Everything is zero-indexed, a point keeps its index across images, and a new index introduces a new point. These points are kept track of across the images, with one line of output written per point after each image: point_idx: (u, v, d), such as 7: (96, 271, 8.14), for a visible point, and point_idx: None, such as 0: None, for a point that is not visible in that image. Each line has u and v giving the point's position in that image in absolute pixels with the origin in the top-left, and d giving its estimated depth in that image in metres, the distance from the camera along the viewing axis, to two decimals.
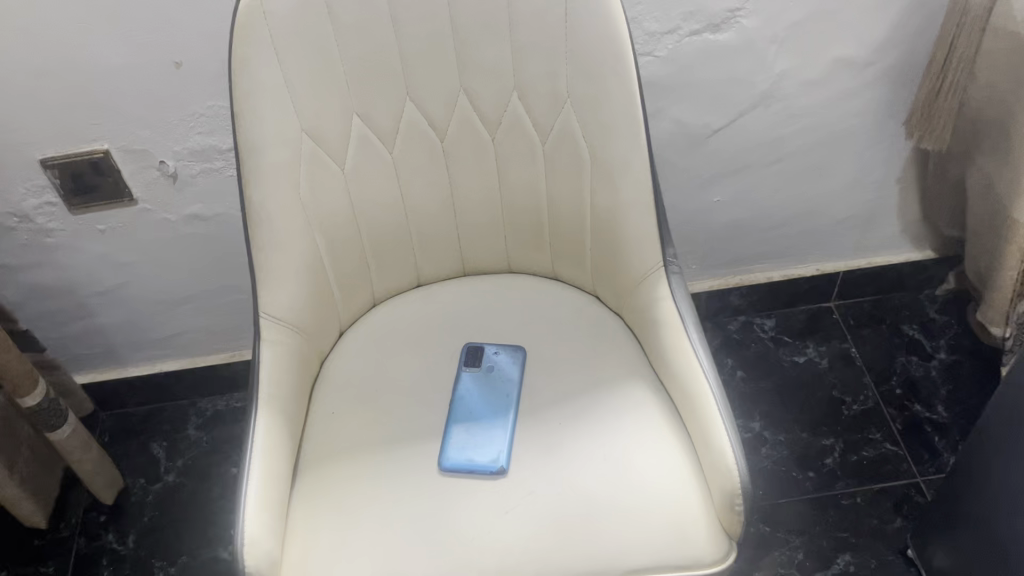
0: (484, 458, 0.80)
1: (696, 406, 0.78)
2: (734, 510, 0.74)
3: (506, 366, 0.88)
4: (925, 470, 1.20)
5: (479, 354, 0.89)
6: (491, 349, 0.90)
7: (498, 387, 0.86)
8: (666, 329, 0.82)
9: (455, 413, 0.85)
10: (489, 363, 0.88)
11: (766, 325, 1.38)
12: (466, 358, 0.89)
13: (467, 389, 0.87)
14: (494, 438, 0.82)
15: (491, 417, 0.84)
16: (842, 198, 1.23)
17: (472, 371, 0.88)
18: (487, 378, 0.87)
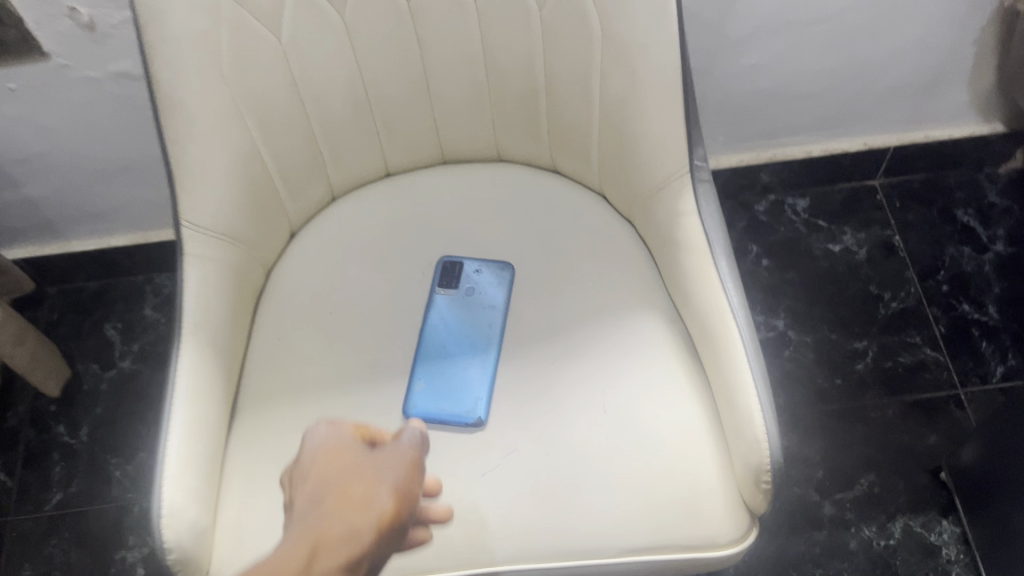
0: (459, 409, 0.66)
1: (720, 352, 0.63)
2: (760, 488, 0.61)
3: (490, 291, 0.73)
4: (967, 380, 1.06)
5: (457, 273, 0.73)
6: (473, 266, 0.74)
7: (478, 319, 0.71)
8: (690, 254, 0.65)
9: (424, 348, 0.70)
10: (469, 285, 0.73)
11: (799, 205, 1.21)
12: (441, 276, 0.73)
13: (441, 318, 0.71)
14: (470, 383, 0.68)
15: (468, 357, 0.69)
16: (902, 62, 1.02)
17: (447, 296, 0.73)
18: (466, 309, 0.72)
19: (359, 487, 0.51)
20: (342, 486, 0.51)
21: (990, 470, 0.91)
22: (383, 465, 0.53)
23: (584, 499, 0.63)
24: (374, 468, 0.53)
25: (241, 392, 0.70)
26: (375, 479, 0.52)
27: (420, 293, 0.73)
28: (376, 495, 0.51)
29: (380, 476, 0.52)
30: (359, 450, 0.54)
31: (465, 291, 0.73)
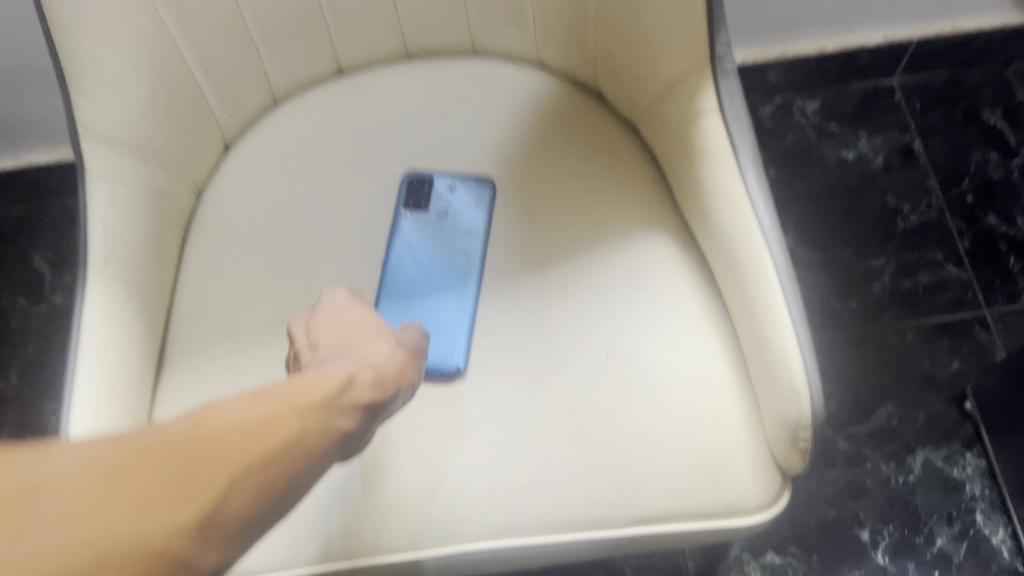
0: (433, 356, 0.56)
1: (747, 282, 0.52)
2: (796, 447, 0.51)
3: (467, 212, 0.61)
4: (993, 300, 0.97)
5: (427, 192, 0.62)
6: (447, 182, 0.62)
7: (453, 249, 0.60)
8: (709, 165, 0.54)
9: (388, 285, 0.59)
10: (443, 207, 0.61)
11: (809, 108, 1.08)
12: (407, 196, 0.61)
13: (408, 247, 0.60)
14: (445, 326, 0.57)
15: (442, 295, 0.58)
16: None
17: (416, 220, 0.61)
18: (439, 238, 0.60)
19: (379, 347, 0.47)
20: (358, 342, 0.47)
21: (1012, 394, 0.82)
22: (400, 337, 0.49)
23: (586, 459, 0.53)
24: (389, 335, 0.49)
25: (169, 338, 0.58)
26: (394, 342, 0.48)
27: (382, 216, 0.61)
28: (396, 357, 0.47)
29: (399, 343, 0.48)
30: (370, 319, 0.50)
31: (438, 214, 0.61)
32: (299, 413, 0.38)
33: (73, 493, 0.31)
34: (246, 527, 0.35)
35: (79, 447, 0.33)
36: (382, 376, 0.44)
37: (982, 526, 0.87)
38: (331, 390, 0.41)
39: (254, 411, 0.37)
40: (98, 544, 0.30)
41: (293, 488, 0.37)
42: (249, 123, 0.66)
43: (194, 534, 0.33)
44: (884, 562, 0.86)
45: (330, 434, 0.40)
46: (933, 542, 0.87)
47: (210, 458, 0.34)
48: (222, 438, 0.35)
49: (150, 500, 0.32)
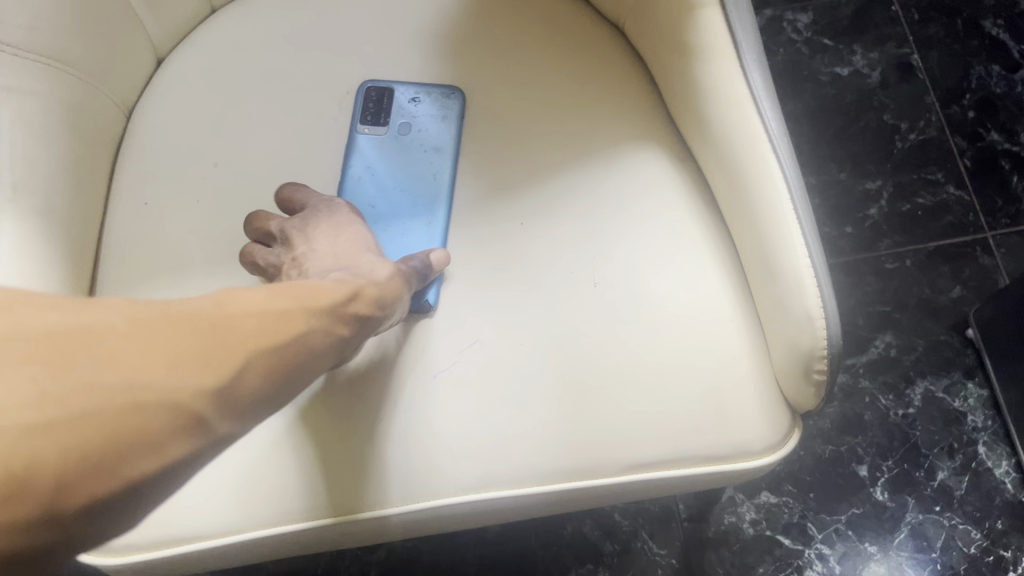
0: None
1: (753, 197, 0.46)
2: (810, 382, 0.46)
3: (432, 126, 0.54)
4: (997, 222, 0.91)
5: (387, 104, 0.55)
6: (409, 92, 0.55)
7: (416, 169, 0.54)
8: (708, 66, 0.47)
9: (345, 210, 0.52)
10: (405, 121, 0.55)
11: (800, 22, 1.01)
12: (364, 108, 0.54)
13: (368, 168, 0.53)
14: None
15: (406, 222, 0.52)
16: None
17: (375, 135, 0.54)
18: (400, 156, 0.54)
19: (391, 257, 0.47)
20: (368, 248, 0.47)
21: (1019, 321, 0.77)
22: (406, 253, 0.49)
23: (573, 395, 0.48)
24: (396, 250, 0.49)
25: (102, 279, 0.51)
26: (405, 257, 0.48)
27: (338, 136, 0.54)
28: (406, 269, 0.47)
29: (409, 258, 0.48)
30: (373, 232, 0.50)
31: (399, 129, 0.55)
32: (309, 312, 0.38)
33: (112, 341, 0.32)
34: (265, 399, 0.36)
35: (113, 302, 0.33)
36: (394, 290, 0.45)
37: (984, 458, 0.83)
38: (336, 298, 0.40)
39: (267, 303, 0.37)
40: (132, 391, 0.31)
41: (303, 375, 0.38)
42: (184, 34, 0.58)
43: (217, 401, 0.33)
44: (884, 498, 0.82)
45: (340, 337, 0.40)
46: (934, 475, 0.82)
47: (232, 331, 0.35)
48: (240, 321, 0.35)
49: (181, 358, 0.33)
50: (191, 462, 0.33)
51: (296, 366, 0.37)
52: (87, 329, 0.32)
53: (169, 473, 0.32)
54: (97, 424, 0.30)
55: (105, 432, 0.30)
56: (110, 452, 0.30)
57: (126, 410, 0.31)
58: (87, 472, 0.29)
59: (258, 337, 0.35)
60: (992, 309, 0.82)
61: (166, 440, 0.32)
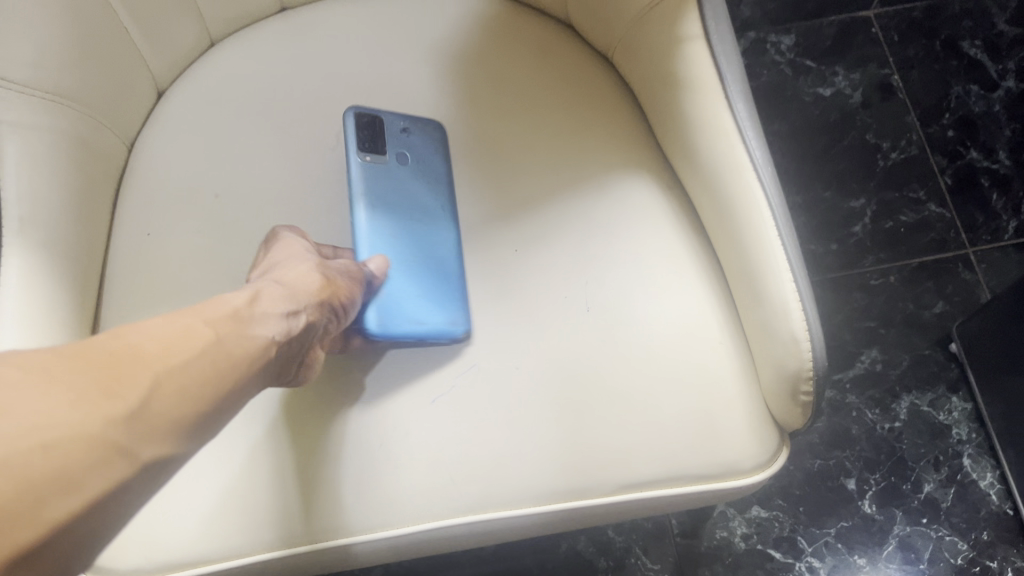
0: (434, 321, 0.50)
1: (740, 223, 0.47)
2: (797, 402, 0.47)
3: (431, 155, 0.55)
4: (978, 239, 0.94)
5: (382, 133, 0.54)
6: (400, 122, 0.55)
7: (421, 198, 0.54)
8: (695, 99, 0.49)
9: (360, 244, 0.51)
10: (402, 149, 0.54)
11: (784, 43, 1.04)
12: (359, 137, 0.53)
13: (373, 199, 0.52)
14: (437, 286, 0.52)
15: (422, 250, 0.52)
16: None
17: (373, 166, 0.53)
18: (405, 186, 0.54)
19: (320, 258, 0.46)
20: (298, 253, 0.46)
21: (1002, 337, 0.79)
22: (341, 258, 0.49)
23: (569, 415, 0.49)
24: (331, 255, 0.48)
25: (107, 309, 0.52)
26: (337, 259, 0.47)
27: (337, 166, 0.56)
28: (339, 268, 0.46)
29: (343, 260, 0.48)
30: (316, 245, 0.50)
31: (397, 159, 0.54)
32: (213, 322, 0.37)
33: (12, 389, 0.31)
34: (188, 421, 0.34)
35: (11, 355, 0.33)
36: (327, 284, 0.44)
37: (969, 470, 0.85)
38: (242, 303, 0.39)
39: (168, 323, 0.36)
40: (41, 429, 0.30)
41: (222, 392, 0.36)
42: (183, 68, 0.60)
43: (129, 426, 0.32)
44: (872, 511, 0.84)
45: (261, 344, 0.39)
46: (921, 488, 0.84)
47: (135, 358, 0.34)
48: (140, 345, 0.34)
49: (81, 391, 0.32)
50: (128, 495, 0.32)
51: (225, 380, 0.36)
52: None
53: (104, 508, 0.31)
54: (10, 467, 0.29)
55: (23, 477, 0.29)
56: (24, 494, 0.29)
57: (37, 450, 0.30)
58: (6, 521, 0.28)
59: (169, 353, 0.35)
60: (976, 324, 0.84)
61: (88, 475, 0.31)
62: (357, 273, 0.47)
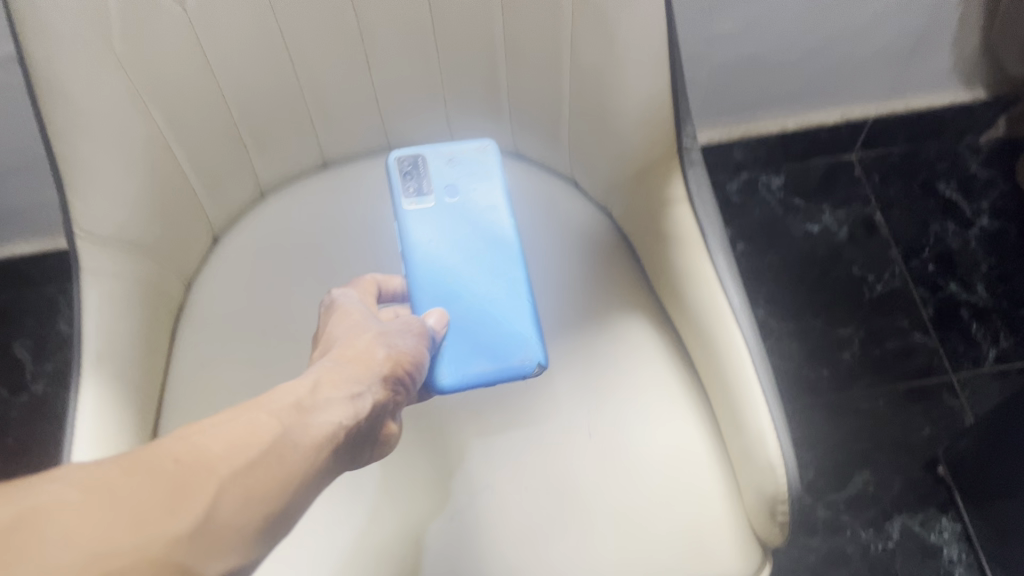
0: (510, 360, 0.55)
1: (721, 360, 0.54)
2: (776, 521, 0.53)
3: (480, 170, 0.62)
4: (961, 365, 1.00)
5: (427, 163, 0.61)
6: (444, 151, 0.61)
7: (476, 224, 0.60)
8: (680, 251, 0.57)
9: (420, 290, 0.58)
10: (447, 182, 0.61)
11: (774, 183, 1.13)
12: (405, 180, 0.61)
13: (427, 238, 0.59)
14: (511, 313, 0.57)
15: (484, 280, 0.58)
16: (882, 29, 0.95)
17: (423, 207, 0.60)
18: (456, 216, 0.60)
19: (373, 327, 0.49)
20: (353, 327, 0.49)
21: (985, 460, 0.84)
22: (394, 321, 0.51)
23: (595, 536, 0.54)
24: (385, 320, 0.51)
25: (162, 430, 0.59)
26: (390, 324, 0.50)
27: None
28: (393, 335, 0.49)
29: (397, 324, 0.50)
30: (371, 309, 0.52)
31: (448, 196, 0.61)
32: (276, 418, 0.40)
33: (65, 515, 0.32)
34: (255, 520, 0.36)
35: (66, 476, 0.34)
36: (389, 357, 0.47)
37: None
38: (304, 394, 0.42)
39: (231, 427, 0.38)
40: (99, 554, 0.31)
41: (288, 485, 0.38)
42: (237, 216, 0.68)
43: (198, 538, 0.34)
44: None
45: (328, 428, 0.41)
46: None
47: (199, 469, 0.36)
48: (203, 454, 0.36)
49: (146, 510, 0.33)
50: None
51: (288, 475, 0.38)
52: (39, 508, 0.32)
53: None
54: None
55: None
56: None
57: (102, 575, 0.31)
58: None
59: (231, 461, 0.37)
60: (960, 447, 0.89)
61: None
62: (410, 334, 0.50)
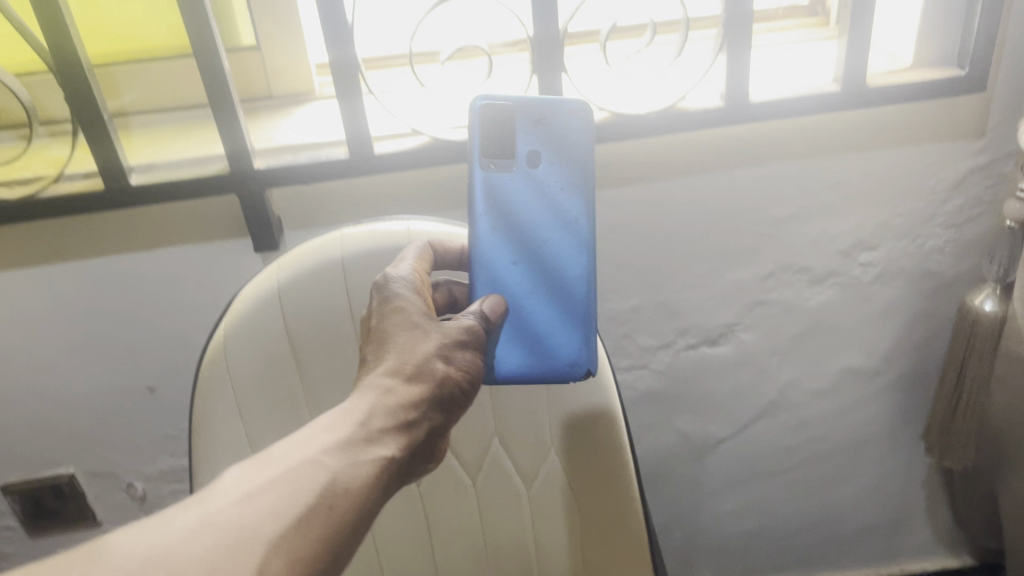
0: (560, 362, 0.66)
1: None
2: None
3: (563, 146, 0.62)
4: None
5: (512, 136, 0.62)
6: (537, 112, 0.61)
7: (548, 205, 0.63)
8: None
9: (485, 277, 0.64)
10: (531, 145, 0.62)
11: None
12: (489, 134, 0.61)
13: (496, 209, 0.63)
14: (567, 320, 0.65)
15: (543, 279, 0.65)
16: (862, 505, 1.16)
17: (501, 170, 0.62)
18: (529, 184, 0.62)
19: (430, 339, 0.56)
20: (410, 332, 0.56)
21: None
22: (449, 322, 0.57)
23: None
24: (439, 323, 0.57)
25: None
26: (444, 330, 0.56)
27: None
28: (446, 347, 0.56)
29: (449, 329, 0.57)
30: (427, 301, 0.59)
31: (526, 158, 0.62)
32: (322, 465, 0.48)
33: None
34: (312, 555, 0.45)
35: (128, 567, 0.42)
36: (439, 366, 0.55)
37: None
38: (352, 436, 0.50)
39: (281, 478, 0.47)
40: None
41: (337, 516, 0.47)
42: None
43: None
44: None
45: (376, 460, 0.50)
46: None
47: (251, 530, 0.44)
48: (252, 515, 0.45)
49: None
50: None
51: (336, 515, 0.46)
52: None
53: None
54: None
55: None
56: None
57: None
58: None
59: (279, 521, 0.45)
60: None
61: None
62: (461, 347, 0.57)
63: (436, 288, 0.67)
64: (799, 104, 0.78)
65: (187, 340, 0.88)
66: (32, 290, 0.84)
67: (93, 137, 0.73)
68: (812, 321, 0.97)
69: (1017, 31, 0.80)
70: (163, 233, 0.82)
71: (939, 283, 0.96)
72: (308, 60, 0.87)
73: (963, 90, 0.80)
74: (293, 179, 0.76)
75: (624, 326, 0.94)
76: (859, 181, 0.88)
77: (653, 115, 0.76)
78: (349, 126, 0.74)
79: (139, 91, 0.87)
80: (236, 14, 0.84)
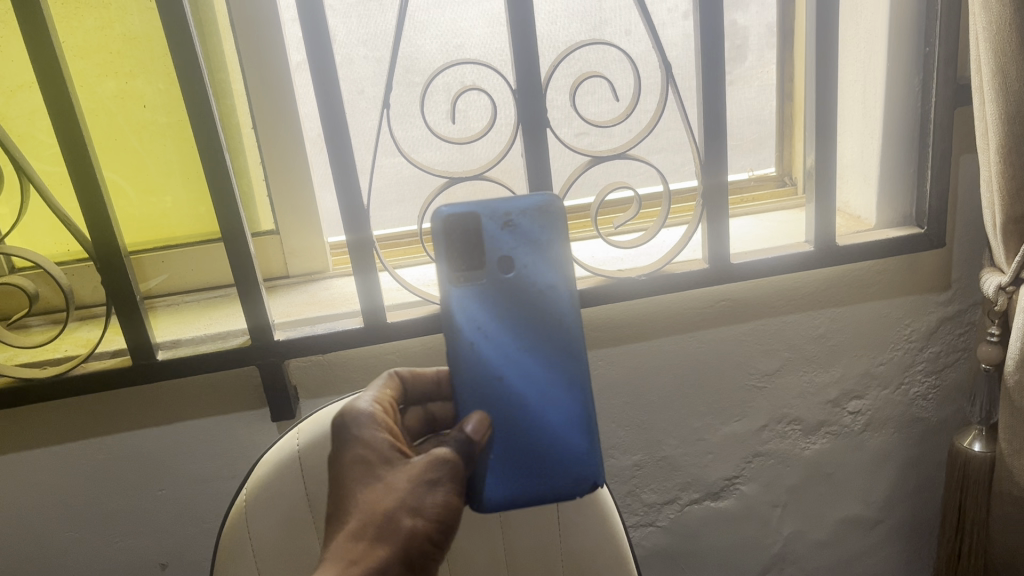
0: (562, 483, 0.62)
1: None
2: None
3: (532, 243, 0.60)
4: None
5: (481, 242, 0.60)
6: (502, 215, 0.60)
7: (527, 315, 0.60)
8: None
9: (471, 399, 0.61)
10: (501, 251, 0.60)
11: None
12: (457, 247, 0.60)
13: (479, 330, 0.60)
14: (567, 434, 0.61)
15: (539, 391, 0.61)
16: None
17: (472, 283, 0.60)
18: (507, 294, 0.60)
19: (393, 491, 0.52)
20: (372, 488, 0.53)
21: None
22: (414, 464, 0.53)
23: None
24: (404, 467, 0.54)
25: None
26: (407, 475, 0.53)
27: None
28: (412, 495, 0.52)
29: (412, 473, 0.53)
30: (393, 445, 0.55)
31: (499, 265, 0.60)
32: None
33: None
34: None
35: None
36: (406, 518, 0.51)
37: None
38: None
39: None
40: None
41: None
42: None
43: None
44: None
45: None
46: None
47: None
48: None
49: None
50: None
51: None
52: None
53: None
54: None
55: None
56: None
57: None
58: None
59: None
60: None
61: None
62: (431, 490, 0.52)
63: (408, 413, 0.66)
64: (777, 262, 0.85)
65: (203, 509, 0.90)
66: (54, 467, 0.86)
67: (125, 316, 0.78)
68: (809, 471, 1.00)
69: (965, 192, 0.89)
70: (183, 405, 0.85)
71: (926, 429, 1.01)
72: (322, 243, 0.94)
73: (925, 246, 0.87)
74: (310, 349, 0.81)
75: (629, 483, 0.96)
76: (839, 333, 0.94)
77: (642, 276, 0.83)
78: (364, 298, 0.79)
79: (166, 276, 0.94)
80: (257, 202, 0.93)
